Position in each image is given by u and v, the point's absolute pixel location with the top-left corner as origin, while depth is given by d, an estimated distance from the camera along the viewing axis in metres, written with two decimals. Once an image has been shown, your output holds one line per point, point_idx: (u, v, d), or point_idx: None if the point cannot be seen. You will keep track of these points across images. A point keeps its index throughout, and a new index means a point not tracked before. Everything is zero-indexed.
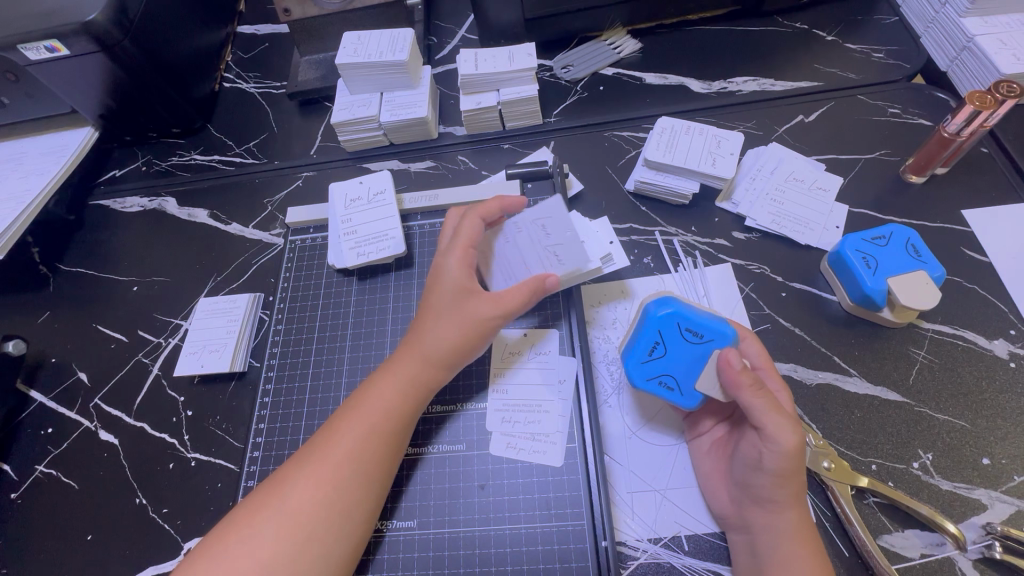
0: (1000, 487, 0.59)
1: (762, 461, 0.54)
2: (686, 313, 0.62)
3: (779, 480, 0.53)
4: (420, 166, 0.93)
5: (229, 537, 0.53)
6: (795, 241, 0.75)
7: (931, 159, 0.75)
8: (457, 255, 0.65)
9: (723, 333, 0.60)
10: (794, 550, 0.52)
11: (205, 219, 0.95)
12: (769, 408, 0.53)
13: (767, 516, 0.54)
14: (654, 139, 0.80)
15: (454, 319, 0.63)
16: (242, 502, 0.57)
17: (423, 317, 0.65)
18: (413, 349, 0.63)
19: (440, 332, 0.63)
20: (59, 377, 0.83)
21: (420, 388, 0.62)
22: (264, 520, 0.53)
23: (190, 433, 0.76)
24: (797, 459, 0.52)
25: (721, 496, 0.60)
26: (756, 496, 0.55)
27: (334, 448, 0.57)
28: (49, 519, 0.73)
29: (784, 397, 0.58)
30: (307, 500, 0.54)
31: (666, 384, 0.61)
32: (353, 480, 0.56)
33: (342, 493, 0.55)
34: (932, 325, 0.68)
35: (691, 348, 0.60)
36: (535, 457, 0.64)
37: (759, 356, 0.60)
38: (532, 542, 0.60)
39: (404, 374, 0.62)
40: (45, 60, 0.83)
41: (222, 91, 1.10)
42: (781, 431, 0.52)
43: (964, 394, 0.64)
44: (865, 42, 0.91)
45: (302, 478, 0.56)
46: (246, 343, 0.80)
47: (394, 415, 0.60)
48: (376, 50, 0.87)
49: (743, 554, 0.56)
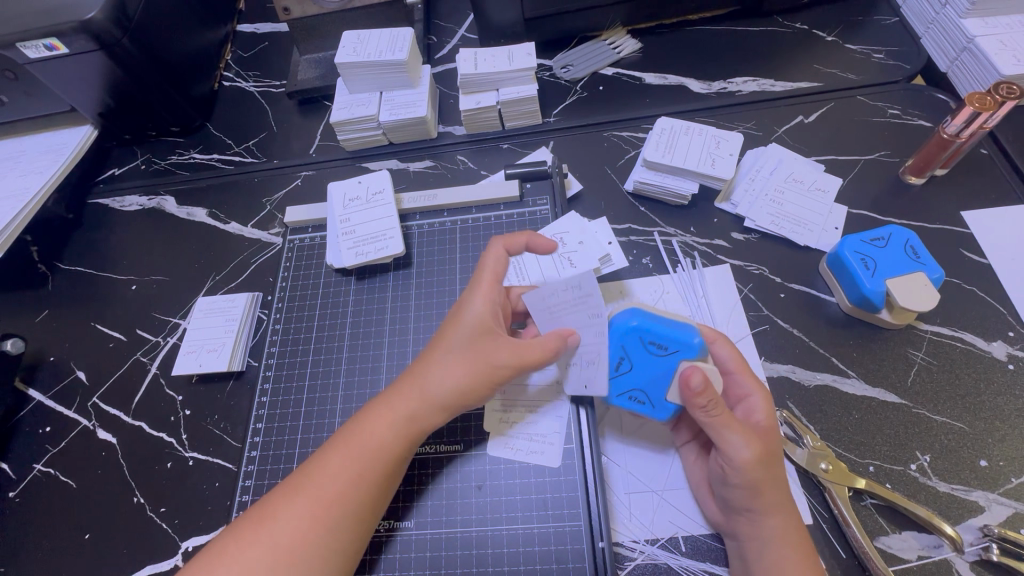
0: (997, 489, 0.59)
1: (728, 477, 0.54)
2: (648, 325, 0.60)
3: (748, 492, 0.53)
4: (419, 165, 0.92)
5: (217, 569, 0.52)
6: (794, 242, 0.75)
7: (930, 161, 0.75)
8: (483, 293, 0.63)
9: (689, 344, 0.58)
10: (782, 556, 0.52)
11: (203, 218, 0.95)
12: (724, 423, 0.53)
13: (750, 523, 0.54)
14: (653, 139, 0.79)
15: (463, 359, 0.60)
16: (234, 522, 0.56)
17: (430, 354, 0.62)
18: (414, 387, 0.60)
19: (445, 372, 0.60)
20: (58, 376, 0.84)
21: (419, 429, 0.60)
22: (247, 554, 0.52)
23: (188, 433, 0.76)
24: (758, 470, 0.53)
25: (709, 502, 0.60)
26: (733, 506, 0.55)
27: (324, 488, 0.56)
28: (48, 518, 0.73)
29: (759, 404, 0.57)
30: (296, 539, 0.53)
31: (638, 399, 0.61)
32: (343, 521, 0.55)
33: (334, 533, 0.54)
34: (931, 326, 0.68)
35: (660, 361, 0.60)
36: (533, 457, 0.63)
37: (729, 358, 0.60)
38: (529, 543, 0.60)
39: (403, 416, 0.59)
40: (45, 58, 0.83)
41: (221, 90, 1.09)
42: (737, 444, 0.53)
43: (961, 396, 0.63)
44: (865, 42, 0.91)
45: (291, 515, 0.54)
46: (244, 343, 0.79)
47: (391, 458, 0.58)
48: (376, 49, 0.87)
49: (736, 557, 0.56)
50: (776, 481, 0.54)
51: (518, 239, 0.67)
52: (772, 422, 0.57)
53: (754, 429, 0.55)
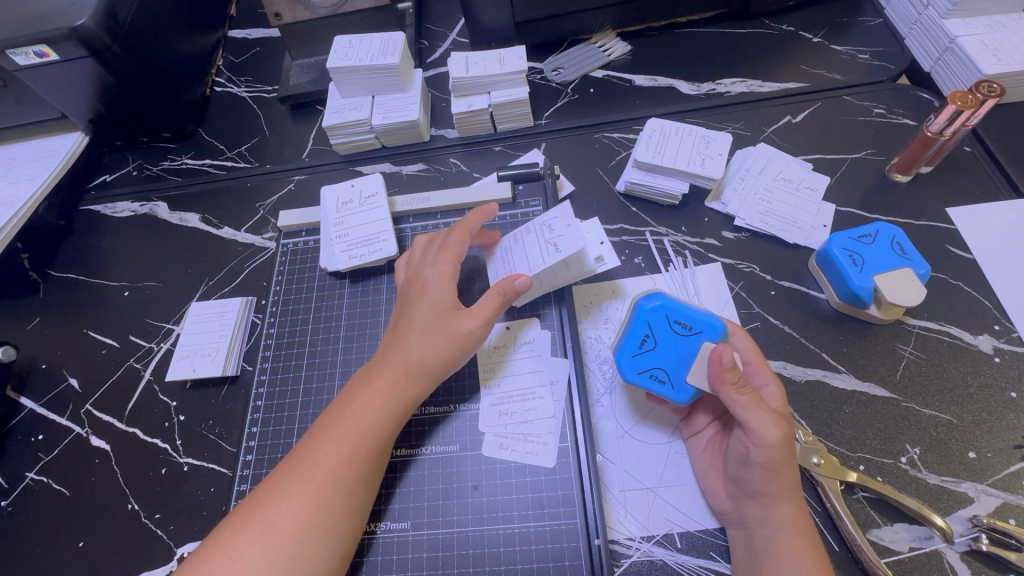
0: (986, 479, 0.59)
1: (750, 456, 0.55)
2: (674, 306, 0.63)
3: (769, 474, 0.54)
4: (411, 168, 0.93)
5: (217, 560, 0.52)
6: (783, 240, 0.76)
7: (916, 158, 0.76)
8: (442, 267, 0.66)
9: (711, 325, 0.61)
10: (790, 541, 0.53)
11: (196, 224, 0.95)
12: (752, 402, 0.53)
13: (761, 509, 0.55)
14: (644, 140, 0.80)
15: (432, 331, 0.62)
16: (228, 516, 0.57)
17: (406, 329, 0.64)
18: (392, 363, 0.62)
19: (418, 344, 0.62)
20: (50, 384, 0.83)
21: (406, 403, 0.61)
22: (243, 538, 0.53)
23: (182, 438, 0.75)
24: (783, 452, 0.53)
25: (718, 493, 0.60)
26: (749, 490, 0.56)
27: (314, 467, 0.56)
28: (40, 526, 0.73)
29: (774, 391, 0.58)
30: (292, 518, 0.54)
31: (657, 377, 0.62)
32: (336, 497, 0.56)
33: (329, 510, 0.55)
34: (919, 321, 0.69)
35: (683, 340, 0.62)
36: (528, 457, 0.64)
37: (748, 351, 0.61)
38: (526, 542, 0.60)
39: (386, 390, 0.61)
40: (33, 65, 0.83)
41: (213, 95, 1.10)
42: (764, 424, 0.53)
43: (949, 389, 0.64)
44: (850, 43, 0.93)
45: (285, 495, 0.55)
46: (237, 348, 0.79)
47: (377, 432, 0.59)
48: (367, 54, 0.88)
49: (741, 550, 0.56)
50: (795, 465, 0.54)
51: (472, 219, 0.70)
52: (787, 410, 0.58)
53: (777, 412, 0.55)
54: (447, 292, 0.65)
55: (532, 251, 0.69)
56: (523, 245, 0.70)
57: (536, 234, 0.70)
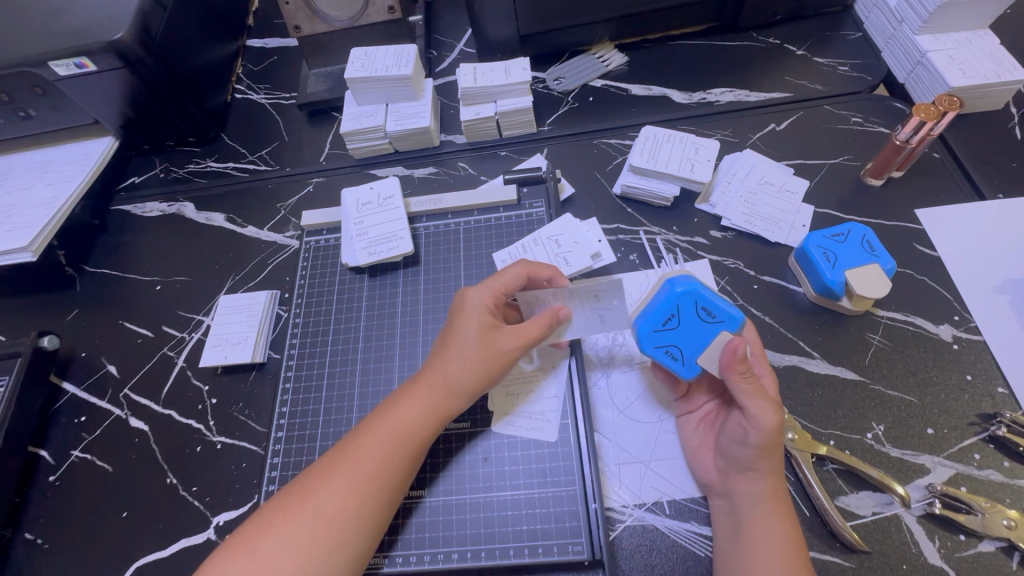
0: (942, 452, 0.66)
1: (747, 437, 0.61)
2: (704, 294, 0.69)
3: (758, 453, 0.61)
4: (423, 172, 1.00)
5: (270, 539, 0.58)
6: (766, 238, 0.83)
7: (887, 164, 0.83)
8: (486, 289, 0.70)
9: (733, 318, 0.69)
10: (768, 509, 0.60)
11: (221, 223, 1.01)
12: (754, 390, 0.61)
13: (747, 481, 0.62)
14: (638, 147, 0.87)
15: (476, 350, 0.67)
16: (273, 499, 0.62)
17: (448, 347, 0.68)
18: (436, 378, 0.67)
19: (461, 362, 0.67)
20: (90, 370, 0.90)
21: (445, 415, 0.66)
22: (293, 522, 0.58)
23: (215, 418, 0.82)
24: (775, 436, 0.60)
25: (706, 467, 0.67)
26: (738, 465, 0.63)
27: (359, 466, 0.62)
28: (86, 498, 0.80)
29: (770, 381, 0.65)
30: (338, 509, 0.59)
31: (672, 353, 0.69)
32: (378, 495, 0.61)
33: (370, 506, 0.61)
34: (886, 312, 0.76)
35: (703, 325, 0.69)
36: (532, 432, 0.71)
37: (754, 344, 0.68)
38: (531, 506, 0.67)
39: (429, 402, 0.66)
40: (73, 75, 0.90)
41: (234, 101, 1.17)
42: (762, 410, 0.60)
43: (912, 373, 0.71)
44: (831, 56, 1.00)
45: (332, 488, 0.60)
46: (264, 337, 0.86)
47: (415, 439, 0.64)
48: (382, 65, 0.95)
49: (722, 516, 0.63)
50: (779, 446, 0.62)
51: (540, 268, 0.73)
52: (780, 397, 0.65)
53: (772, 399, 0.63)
54: (490, 314, 0.69)
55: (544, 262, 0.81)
56: (534, 255, 0.82)
57: (544, 245, 0.82)
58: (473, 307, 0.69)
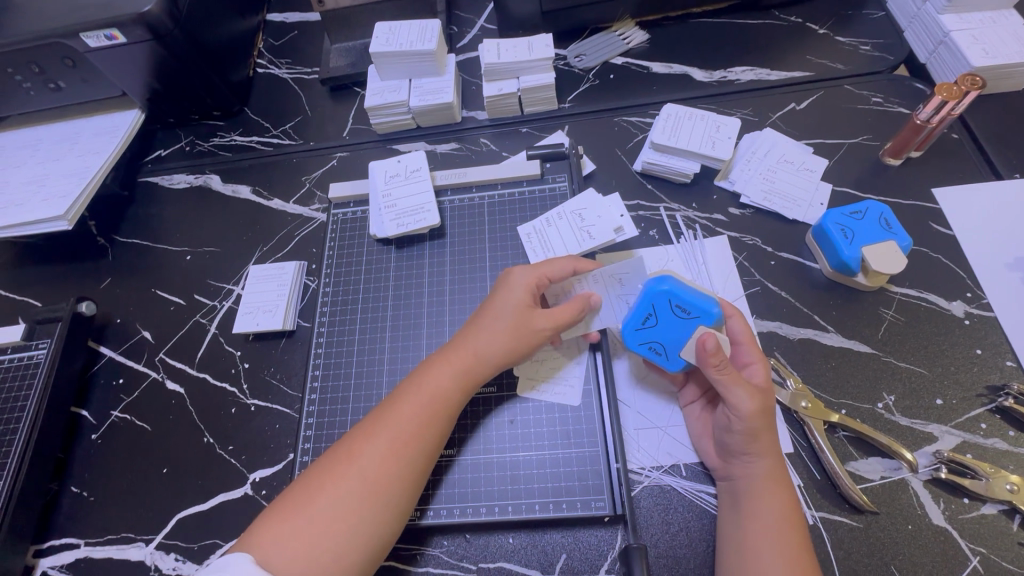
0: (950, 422, 0.69)
1: (730, 424, 0.64)
2: (678, 291, 0.70)
3: (748, 437, 0.63)
4: (446, 147, 1.02)
5: (317, 501, 0.61)
6: (784, 216, 0.85)
7: (906, 144, 0.84)
8: (528, 271, 0.73)
9: (707, 311, 0.69)
10: (766, 486, 0.62)
11: (248, 195, 1.04)
12: (728, 380, 0.63)
13: (743, 463, 0.64)
14: (660, 124, 0.89)
15: (510, 326, 0.70)
16: (314, 467, 0.65)
17: (482, 321, 0.71)
18: (467, 347, 0.70)
19: (494, 335, 0.70)
20: (126, 335, 0.93)
21: (475, 381, 0.70)
22: (339, 486, 0.61)
23: (248, 382, 0.86)
24: (757, 419, 0.62)
25: (709, 451, 0.68)
26: (732, 449, 0.65)
27: (398, 430, 0.65)
28: (127, 455, 0.84)
29: (759, 370, 0.66)
30: (381, 471, 0.63)
31: (655, 349, 0.71)
32: (417, 456, 0.65)
33: (411, 466, 0.64)
34: (900, 288, 0.78)
35: (681, 322, 0.70)
36: (556, 396, 0.74)
37: (741, 331, 0.69)
38: (555, 464, 0.71)
39: (461, 370, 0.69)
40: (103, 47, 0.92)
41: (257, 76, 1.18)
42: (739, 397, 0.62)
43: (924, 346, 0.74)
44: (853, 35, 1.00)
45: (373, 451, 0.64)
46: (294, 305, 0.89)
47: (449, 402, 0.68)
48: (406, 40, 0.96)
49: (726, 494, 0.65)
50: (771, 427, 0.63)
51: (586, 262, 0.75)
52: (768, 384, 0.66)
53: (755, 387, 0.64)
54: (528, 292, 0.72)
55: (569, 235, 0.83)
56: (558, 228, 0.84)
57: (569, 219, 0.84)
58: (511, 286, 0.72)
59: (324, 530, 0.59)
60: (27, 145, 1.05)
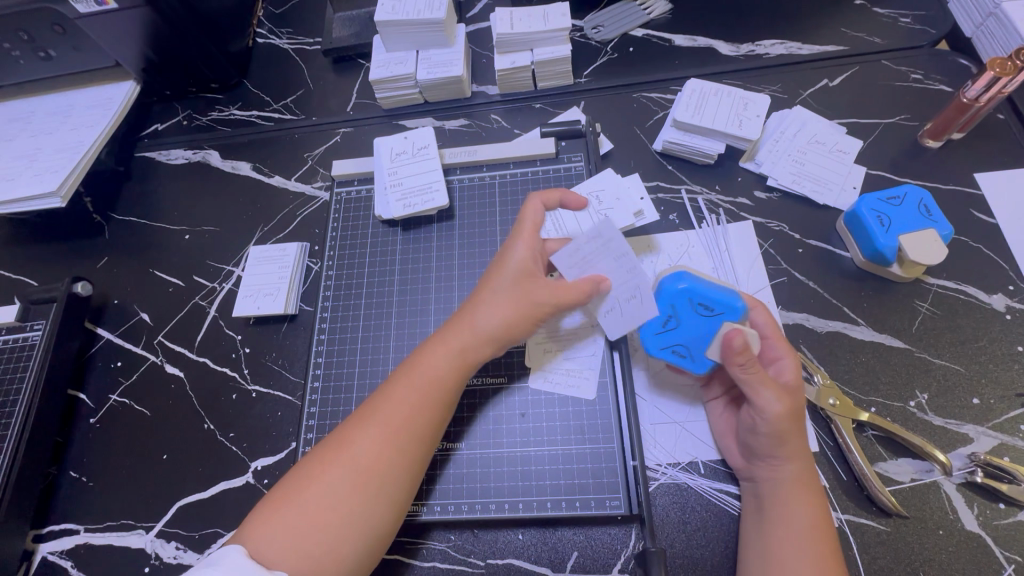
0: (987, 423, 0.65)
1: (756, 425, 0.60)
2: (698, 288, 0.66)
3: (774, 441, 0.59)
4: (455, 123, 0.96)
5: (308, 489, 0.58)
6: (814, 200, 0.80)
7: (949, 125, 0.78)
8: (525, 240, 0.69)
9: (731, 306, 0.65)
10: (791, 491, 0.59)
11: (248, 172, 1.00)
12: (760, 380, 0.59)
13: (768, 466, 0.60)
14: (684, 100, 0.83)
15: (510, 298, 0.66)
16: (309, 454, 0.62)
17: (480, 296, 0.68)
18: (464, 324, 0.67)
19: (492, 309, 0.66)
20: (124, 317, 0.91)
21: (473, 362, 0.66)
22: (330, 474, 0.59)
23: (249, 368, 0.83)
24: (787, 421, 0.59)
25: (732, 451, 0.65)
26: (756, 451, 0.61)
27: (393, 414, 0.62)
28: (126, 440, 0.82)
29: (790, 365, 0.62)
30: (374, 458, 0.60)
31: (679, 353, 0.67)
32: (411, 442, 0.62)
33: (404, 453, 0.61)
34: (937, 280, 0.73)
35: (705, 319, 0.66)
36: (570, 389, 0.71)
37: (766, 325, 0.65)
38: (568, 461, 0.68)
39: (456, 349, 0.66)
40: (93, 13, 0.87)
41: (257, 46, 1.12)
42: (768, 399, 0.59)
43: (961, 342, 0.70)
44: (893, 6, 0.93)
45: (367, 437, 0.61)
46: (296, 288, 0.86)
47: (445, 383, 0.65)
48: (414, 7, 0.90)
49: (749, 496, 0.62)
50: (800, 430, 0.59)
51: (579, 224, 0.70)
52: (799, 382, 0.61)
53: (784, 386, 0.60)
54: (527, 263, 0.68)
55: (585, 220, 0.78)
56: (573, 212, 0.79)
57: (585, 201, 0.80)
58: (511, 257, 0.69)
59: (315, 521, 0.56)
60: (18, 117, 1.01)
